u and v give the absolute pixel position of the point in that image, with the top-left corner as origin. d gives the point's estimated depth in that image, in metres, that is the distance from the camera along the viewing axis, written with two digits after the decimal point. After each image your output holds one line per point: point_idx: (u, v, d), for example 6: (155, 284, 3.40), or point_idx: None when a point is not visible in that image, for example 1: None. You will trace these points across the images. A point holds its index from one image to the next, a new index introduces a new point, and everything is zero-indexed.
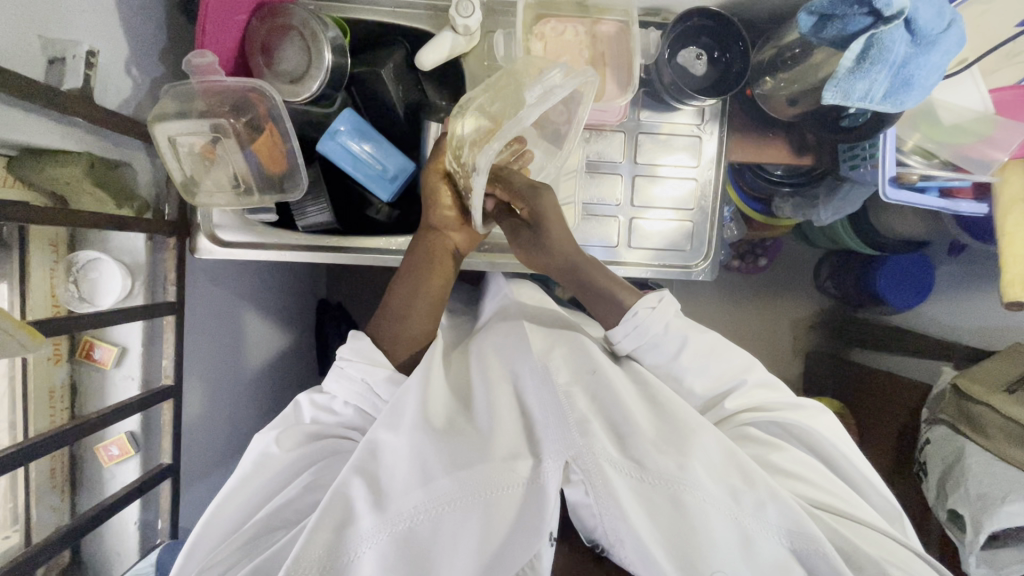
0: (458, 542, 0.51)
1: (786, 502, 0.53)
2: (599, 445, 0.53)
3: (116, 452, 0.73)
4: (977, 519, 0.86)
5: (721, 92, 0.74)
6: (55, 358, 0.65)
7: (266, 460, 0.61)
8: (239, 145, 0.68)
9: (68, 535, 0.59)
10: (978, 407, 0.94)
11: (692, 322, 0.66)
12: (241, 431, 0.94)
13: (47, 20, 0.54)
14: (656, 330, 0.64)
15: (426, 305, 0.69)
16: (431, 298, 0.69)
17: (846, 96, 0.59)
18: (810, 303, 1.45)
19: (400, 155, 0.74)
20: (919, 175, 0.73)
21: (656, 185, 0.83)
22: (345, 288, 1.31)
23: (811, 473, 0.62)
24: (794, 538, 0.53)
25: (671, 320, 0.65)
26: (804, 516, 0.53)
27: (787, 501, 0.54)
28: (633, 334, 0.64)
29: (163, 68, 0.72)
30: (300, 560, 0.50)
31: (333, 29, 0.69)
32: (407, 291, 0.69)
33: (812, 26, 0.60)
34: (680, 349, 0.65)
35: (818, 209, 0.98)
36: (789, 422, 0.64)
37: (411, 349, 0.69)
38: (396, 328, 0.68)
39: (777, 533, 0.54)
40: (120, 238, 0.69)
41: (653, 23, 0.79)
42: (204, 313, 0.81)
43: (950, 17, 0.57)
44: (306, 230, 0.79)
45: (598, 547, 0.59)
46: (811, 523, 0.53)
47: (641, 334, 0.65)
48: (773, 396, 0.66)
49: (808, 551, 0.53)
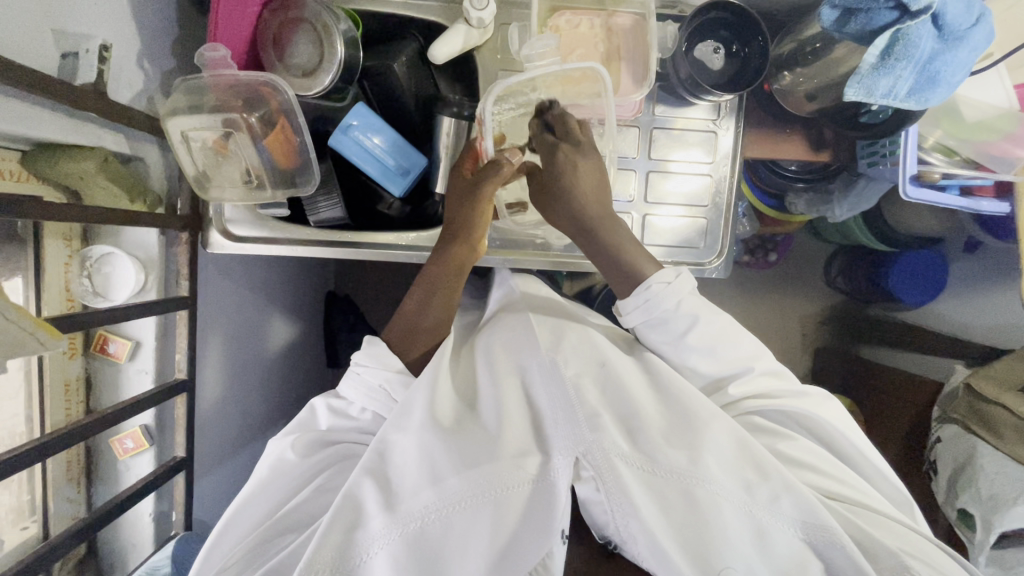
0: (469, 542, 0.52)
1: (801, 492, 0.54)
2: (610, 441, 0.54)
3: (131, 445, 0.72)
4: (988, 519, 0.86)
5: (738, 88, 0.73)
6: (69, 352, 0.66)
7: (281, 465, 0.61)
8: (251, 139, 0.68)
9: (84, 530, 0.60)
10: (988, 405, 0.94)
11: (706, 303, 0.65)
12: (255, 424, 0.95)
13: (59, 12, 0.53)
14: (667, 306, 0.63)
15: (442, 299, 0.69)
16: (445, 291, 0.69)
17: (870, 93, 0.59)
18: (821, 299, 1.44)
19: (412, 150, 0.74)
20: (941, 174, 0.71)
21: (668, 180, 0.82)
22: (354, 280, 1.30)
23: (823, 463, 0.62)
24: (809, 530, 0.54)
25: (685, 298, 0.63)
26: (819, 507, 0.54)
27: (802, 492, 0.54)
28: (645, 306, 0.63)
29: (174, 61, 0.71)
30: (312, 562, 0.51)
31: (345, 22, 0.67)
32: (426, 289, 0.69)
33: (834, 21, 0.59)
34: (690, 327, 0.64)
35: (833, 205, 0.99)
36: (807, 412, 0.64)
37: (427, 345, 0.69)
38: (418, 315, 0.69)
39: (793, 526, 0.54)
40: (132, 232, 0.69)
41: (670, 16, 0.77)
42: (217, 306, 0.81)
43: (980, 11, 0.56)
44: (318, 226, 0.77)
45: (610, 544, 0.59)
46: (826, 514, 0.54)
47: (652, 308, 0.63)
48: (778, 384, 0.66)
49: (824, 543, 0.53)
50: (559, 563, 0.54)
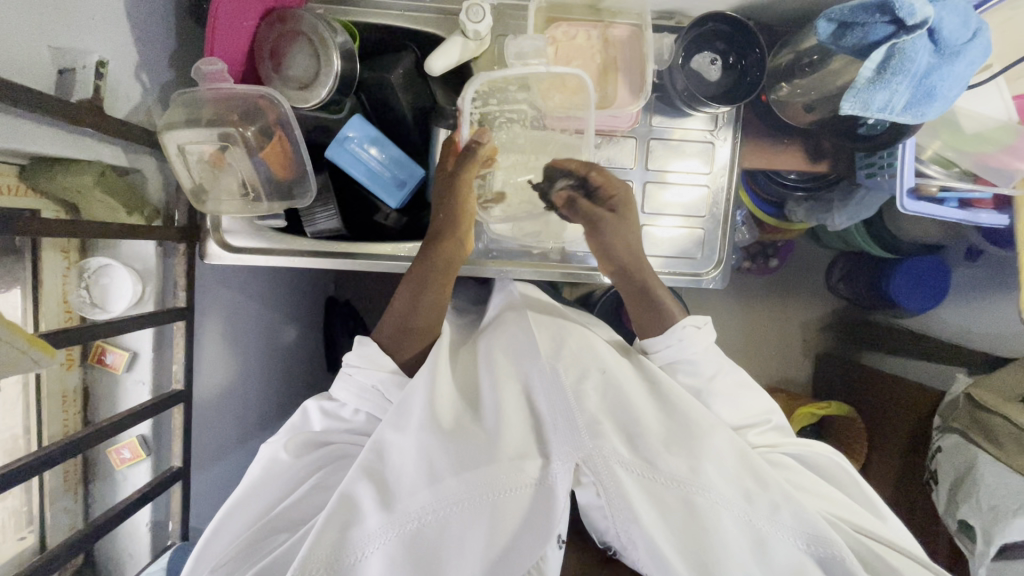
0: (465, 544, 0.52)
1: (801, 506, 0.54)
2: (610, 448, 0.54)
3: (128, 455, 0.73)
4: (988, 531, 0.86)
5: (737, 99, 0.72)
6: (67, 363, 0.66)
7: (274, 466, 0.63)
8: (247, 153, 0.68)
9: (82, 541, 0.60)
10: (990, 416, 0.93)
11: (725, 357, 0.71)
12: (253, 431, 0.95)
13: (58, 30, 0.54)
14: (697, 348, 0.68)
15: (432, 297, 0.69)
16: (434, 286, 0.69)
17: (865, 107, 0.59)
18: (821, 306, 1.44)
19: (410, 162, 0.74)
20: (938, 188, 0.72)
21: (666, 190, 0.82)
22: (353, 285, 1.31)
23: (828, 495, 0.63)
24: (811, 541, 0.54)
25: (709, 345, 0.69)
26: (818, 520, 0.54)
27: (802, 506, 0.54)
28: (677, 344, 0.68)
29: (173, 74, 0.71)
30: (308, 560, 0.51)
31: (342, 34, 0.68)
32: (415, 287, 0.69)
33: (831, 34, 0.59)
34: (713, 373, 0.68)
35: (832, 214, 0.98)
36: (806, 452, 0.68)
37: (420, 343, 0.69)
38: (406, 319, 0.68)
39: (794, 537, 0.54)
40: (130, 245, 0.70)
41: (667, 26, 0.77)
42: (216, 315, 0.81)
43: (975, 26, 0.56)
44: (315, 236, 0.78)
45: (610, 549, 0.60)
46: (825, 526, 0.54)
47: (683, 348, 0.68)
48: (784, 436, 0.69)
49: (825, 556, 0.54)
50: (552, 568, 0.56)
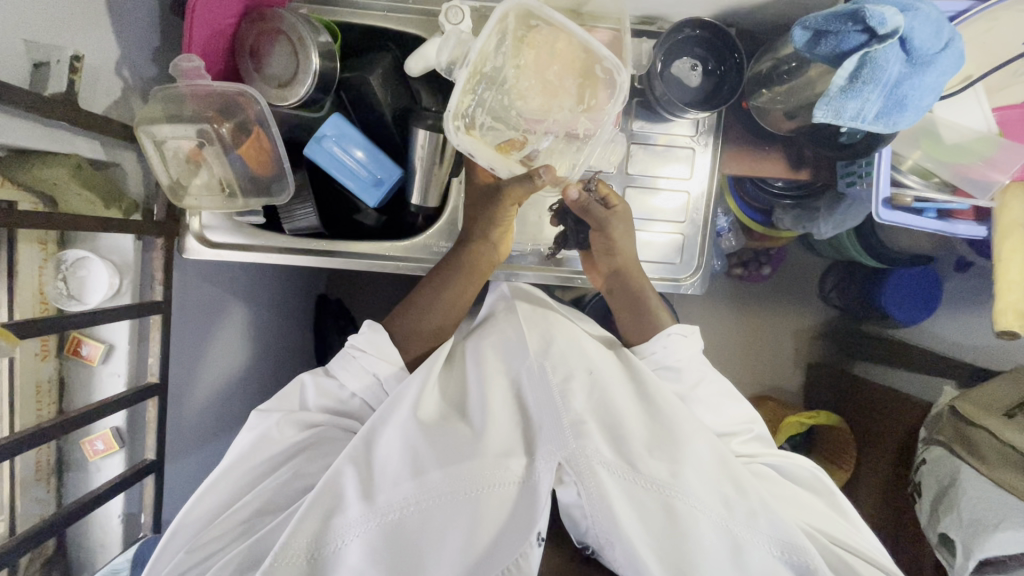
0: (443, 540, 0.51)
1: (778, 514, 0.54)
2: (592, 448, 0.54)
3: (102, 447, 0.74)
4: (968, 545, 0.85)
5: (716, 104, 0.73)
6: (42, 354, 0.67)
7: (267, 442, 0.63)
8: (223, 150, 0.69)
9: (48, 528, 0.60)
10: (974, 430, 0.93)
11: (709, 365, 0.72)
12: (235, 426, 0.95)
13: (34, 24, 0.54)
14: (681, 356, 0.69)
15: (451, 299, 0.73)
16: (456, 290, 0.73)
17: (837, 116, 0.58)
18: (814, 315, 1.43)
19: (389, 161, 0.74)
20: (912, 198, 0.69)
21: (649, 195, 0.82)
22: (344, 283, 1.31)
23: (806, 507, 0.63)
24: (785, 547, 0.53)
25: (693, 354, 0.70)
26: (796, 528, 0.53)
27: (779, 514, 0.54)
28: (662, 350, 0.70)
29: (155, 70, 0.72)
30: (286, 548, 0.52)
31: (324, 34, 0.69)
32: (437, 287, 0.73)
33: (806, 42, 0.59)
34: (697, 381, 0.69)
35: (818, 221, 0.97)
36: (791, 471, 0.69)
37: (427, 344, 0.73)
38: (421, 318, 0.72)
39: (769, 544, 0.53)
40: (109, 238, 0.70)
41: (648, 32, 0.77)
42: (198, 309, 0.82)
43: (948, 36, 0.56)
44: (293, 232, 0.79)
45: (587, 548, 0.60)
46: (801, 534, 0.54)
47: (668, 354, 0.69)
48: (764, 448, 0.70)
49: (797, 563, 0.53)
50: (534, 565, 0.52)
